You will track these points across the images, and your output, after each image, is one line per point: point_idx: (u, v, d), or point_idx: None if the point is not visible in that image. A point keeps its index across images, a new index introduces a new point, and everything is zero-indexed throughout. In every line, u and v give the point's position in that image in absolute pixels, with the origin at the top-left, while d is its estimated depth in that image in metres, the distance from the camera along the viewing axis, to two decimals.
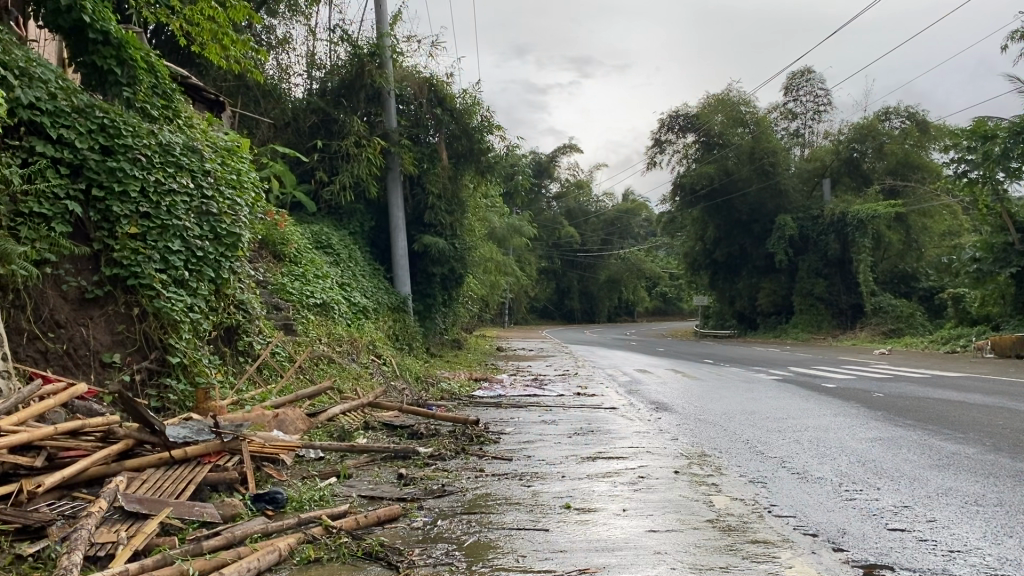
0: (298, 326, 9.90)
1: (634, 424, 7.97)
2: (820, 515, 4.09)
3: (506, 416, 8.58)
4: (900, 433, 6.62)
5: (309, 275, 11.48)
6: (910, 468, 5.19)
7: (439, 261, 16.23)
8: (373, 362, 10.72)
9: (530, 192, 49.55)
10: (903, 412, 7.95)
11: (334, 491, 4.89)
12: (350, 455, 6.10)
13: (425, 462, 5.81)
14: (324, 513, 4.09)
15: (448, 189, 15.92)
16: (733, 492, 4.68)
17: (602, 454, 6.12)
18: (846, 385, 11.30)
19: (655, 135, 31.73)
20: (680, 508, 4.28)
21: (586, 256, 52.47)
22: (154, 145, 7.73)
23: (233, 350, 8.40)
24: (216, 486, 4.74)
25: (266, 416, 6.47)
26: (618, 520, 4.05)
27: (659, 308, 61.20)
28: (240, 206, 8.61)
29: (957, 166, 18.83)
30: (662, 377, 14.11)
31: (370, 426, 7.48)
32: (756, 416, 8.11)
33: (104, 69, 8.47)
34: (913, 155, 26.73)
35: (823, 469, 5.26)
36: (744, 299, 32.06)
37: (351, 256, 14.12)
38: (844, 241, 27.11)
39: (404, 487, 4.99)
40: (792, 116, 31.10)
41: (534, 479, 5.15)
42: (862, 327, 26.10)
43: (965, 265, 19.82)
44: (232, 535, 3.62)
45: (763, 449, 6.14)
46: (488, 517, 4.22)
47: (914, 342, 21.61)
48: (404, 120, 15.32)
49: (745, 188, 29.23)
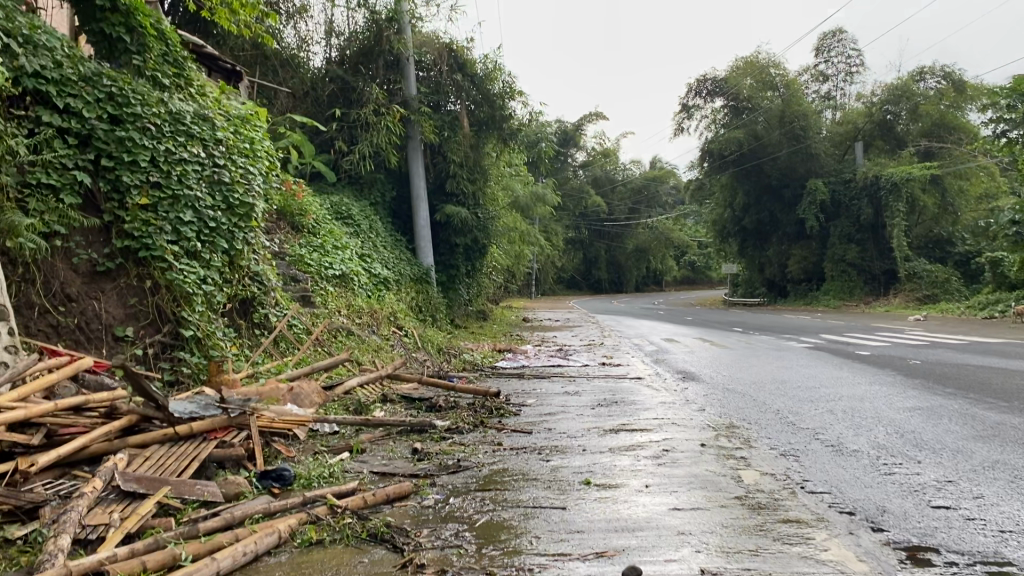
0: (317, 298, 9.74)
1: (660, 394, 7.72)
2: (857, 491, 3.83)
3: (529, 388, 8.37)
4: (940, 402, 6.31)
5: (328, 246, 11.26)
6: (952, 439, 4.89)
7: (462, 231, 15.98)
8: (394, 334, 10.56)
9: (555, 160, 49.05)
10: (942, 380, 7.62)
11: (345, 468, 4.70)
12: (365, 430, 5.92)
13: (442, 436, 5.61)
14: (329, 492, 3.89)
15: (470, 157, 15.64)
16: (763, 466, 4.42)
17: (625, 426, 5.88)
18: (881, 353, 10.93)
19: (683, 101, 31.13)
20: (705, 484, 4.04)
21: (613, 226, 51.98)
22: (164, 113, 7.49)
23: (249, 322, 8.26)
24: (223, 463, 4.57)
25: (280, 390, 6.31)
26: (639, 498, 3.82)
27: (687, 278, 60.60)
28: (253, 175, 8.39)
29: (996, 127, 18.36)
30: (691, 346, 13.84)
31: (388, 399, 7.30)
32: (787, 386, 7.82)
33: (113, 37, 8.26)
34: (949, 115, 25.94)
35: (859, 441, 4.98)
36: (775, 267, 31.53)
37: (372, 227, 13.92)
38: (877, 205, 26.47)
39: (417, 463, 4.79)
40: (823, 79, 30.35)
41: (552, 454, 4.93)
42: (896, 293, 25.58)
43: (1004, 228, 19.08)
44: (230, 516, 3.44)
45: (794, 420, 5.87)
46: (502, 495, 4.00)
47: (950, 308, 21.10)
48: (423, 87, 15.02)
49: (775, 153, 28.66)
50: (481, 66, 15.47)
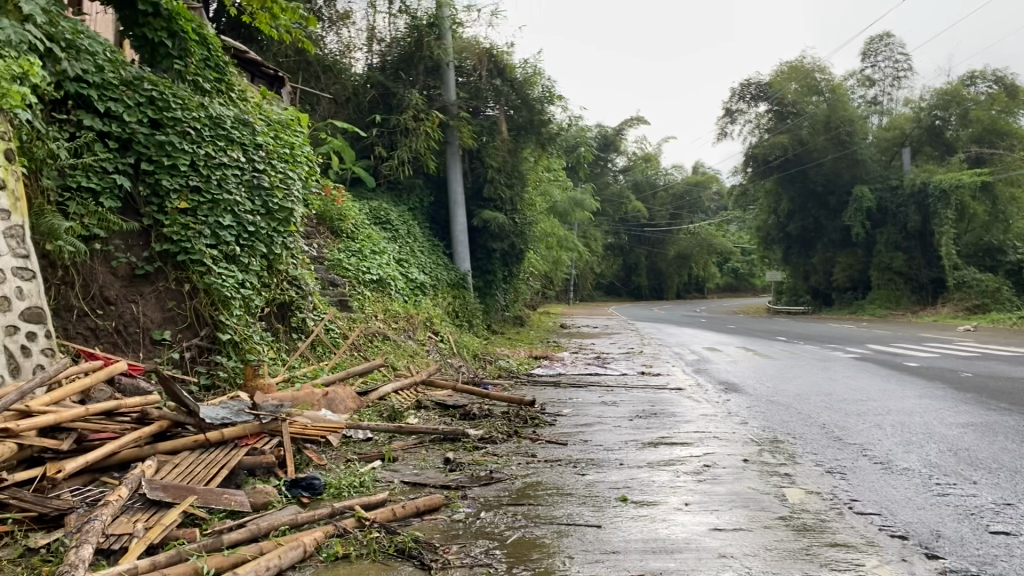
0: (355, 303, 9.70)
1: (701, 406, 7.52)
2: (909, 513, 3.62)
3: (566, 396, 8.22)
4: (995, 418, 6.04)
5: (366, 251, 11.23)
6: (1009, 459, 4.64)
7: (499, 236, 15.86)
8: (430, 339, 10.49)
9: (595, 165, 48.75)
10: (995, 395, 7.32)
11: (376, 476, 4.61)
12: (398, 438, 5.84)
13: (475, 446, 5.49)
14: (358, 503, 3.79)
15: (508, 162, 15.57)
16: (809, 484, 4.23)
17: (665, 439, 5.72)
18: (929, 365, 10.59)
19: (726, 105, 30.77)
20: (748, 503, 3.87)
21: (654, 232, 51.54)
22: (204, 118, 7.49)
23: (287, 327, 8.24)
24: (253, 470, 4.50)
25: (315, 394, 6.26)
26: (679, 517, 3.66)
27: (729, 285, 59.83)
28: (292, 180, 8.38)
29: None
30: (732, 355, 13.58)
31: (422, 406, 7.21)
32: (833, 398, 7.57)
33: (155, 41, 8.29)
34: (1000, 121, 25.27)
35: (910, 458, 4.76)
36: (819, 274, 30.96)
37: (410, 232, 13.89)
38: (926, 213, 25.85)
39: (450, 474, 4.68)
40: (870, 83, 29.59)
41: (588, 467, 4.79)
42: (945, 303, 24.96)
43: None
44: (256, 527, 3.36)
45: (841, 435, 5.65)
46: (536, 511, 3.87)
47: (1002, 318, 20.50)
48: (463, 92, 14.98)
49: (821, 159, 28.19)
50: (521, 70, 15.50)
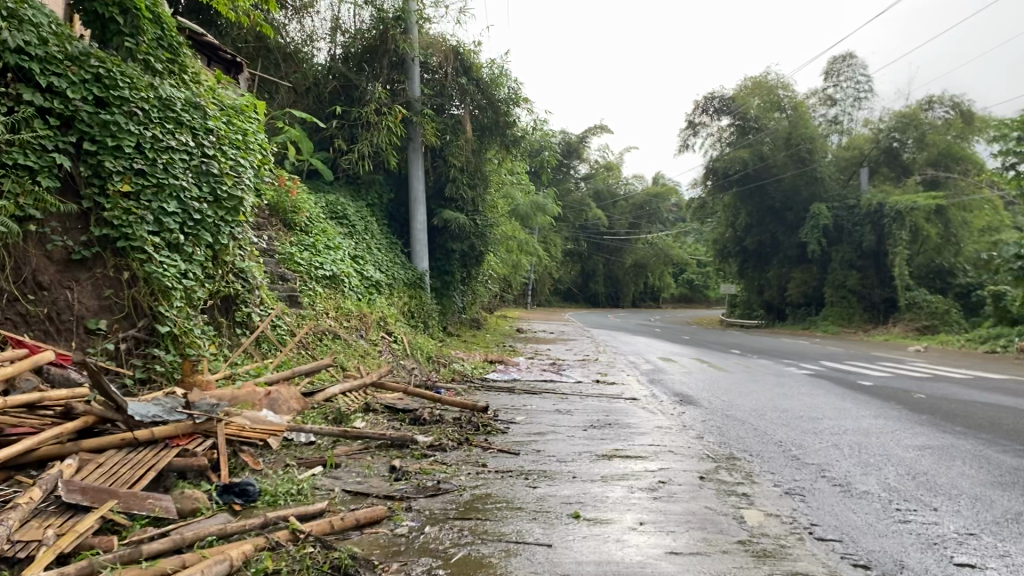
0: (304, 299, 9.39)
1: (656, 418, 7.38)
2: (871, 541, 3.48)
3: (519, 403, 8.02)
4: (950, 442, 5.97)
5: (320, 245, 10.92)
6: (968, 485, 4.53)
7: (459, 237, 15.62)
8: (383, 340, 10.22)
9: (557, 171, 48.69)
10: (949, 418, 7.30)
11: (315, 484, 4.35)
12: (344, 442, 5.59)
13: (424, 453, 5.26)
14: (291, 513, 3.53)
15: (471, 162, 15.36)
16: (767, 506, 4.07)
17: (620, 451, 5.55)
18: (882, 384, 10.60)
19: (689, 118, 30.99)
20: (705, 524, 3.70)
21: (613, 240, 51.73)
22: (152, 99, 7.13)
23: (231, 321, 7.92)
24: (184, 473, 4.21)
25: (257, 394, 5.99)
26: (635, 538, 3.48)
27: (684, 295, 60.26)
28: (242, 168, 8.06)
29: (1004, 160, 18.39)
30: (687, 366, 13.51)
31: (371, 408, 6.96)
32: (789, 414, 7.48)
33: (106, 16, 7.89)
34: (955, 146, 25.82)
35: (869, 481, 4.64)
36: (773, 289, 31.25)
37: (367, 229, 13.59)
38: (880, 233, 26.19)
39: (393, 483, 4.45)
40: (830, 103, 29.81)
41: (540, 480, 4.59)
42: (895, 322, 25.33)
43: (1009, 262, 19.17)
44: (180, 538, 3.09)
45: (798, 454, 5.53)
46: (483, 527, 3.65)
47: (950, 339, 20.84)
48: (427, 89, 14.74)
49: (780, 175, 28.46)
50: (487, 70, 15.28)
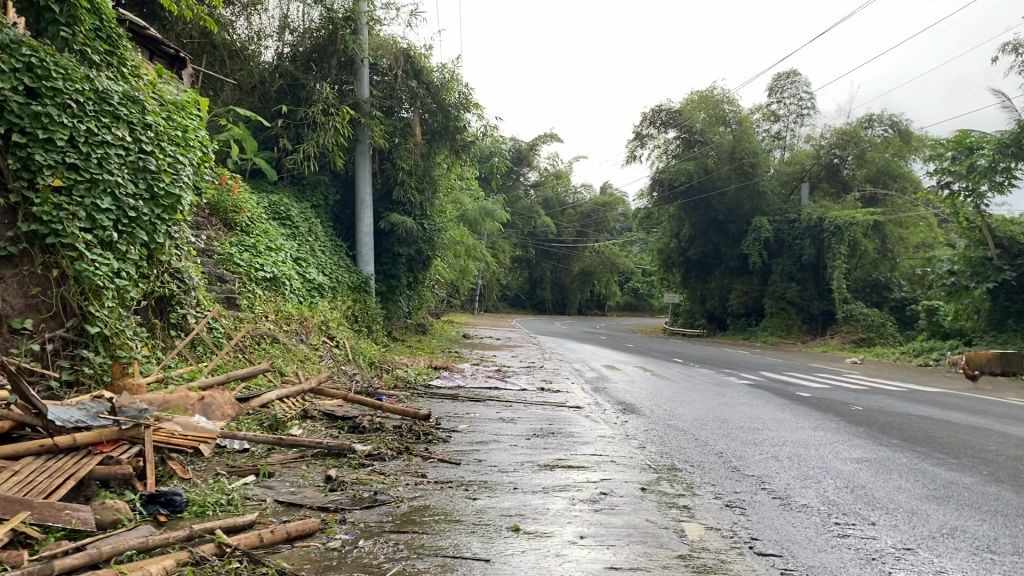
0: (243, 301, 9.16)
1: (599, 427, 7.35)
2: (810, 556, 3.46)
3: (462, 411, 7.92)
4: (887, 455, 6.05)
5: (261, 246, 10.67)
6: (905, 499, 4.57)
7: (406, 241, 15.46)
8: (324, 344, 10.05)
9: (506, 177, 48.63)
10: (886, 430, 7.41)
11: (246, 494, 4.19)
12: (279, 450, 5.44)
13: (361, 463, 5.13)
14: (218, 526, 3.38)
15: (419, 166, 15.26)
16: (708, 519, 4.04)
17: (562, 461, 5.49)
18: (821, 395, 10.76)
19: (637, 129, 31.21)
20: (646, 538, 3.65)
21: (561, 247, 52.00)
22: (89, 91, 6.85)
23: (165, 322, 7.67)
24: (107, 482, 4.00)
25: (189, 399, 5.81)
26: (574, 552, 3.41)
27: (630, 304, 60.82)
28: (180, 165, 7.84)
29: (939, 178, 18.83)
30: (630, 375, 13.55)
31: (308, 415, 6.80)
32: (730, 425, 7.52)
33: (40, 4, 7.42)
34: (893, 164, 26.65)
35: (808, 494, 4.65)
36: (716, 299, 31.67)
37: (311, 230, 13.35)
38: (820, 247, 26.73)
39: (329, 493, 4.32)
40: (774, 119, 30.37)
41: (480, 491, 4.49)
42: (833, 334, 25.86)
43: (942, 278, 19.92)
44: (96, 551, 2.92)
45: (739, 465, 5.53)
46: (419, 540, 3.55)
47: (885, 352, 21.38)
48: (376, 91, 14.60)
49: (723, 188, 28.84)
50: (438, 74, 15.22)
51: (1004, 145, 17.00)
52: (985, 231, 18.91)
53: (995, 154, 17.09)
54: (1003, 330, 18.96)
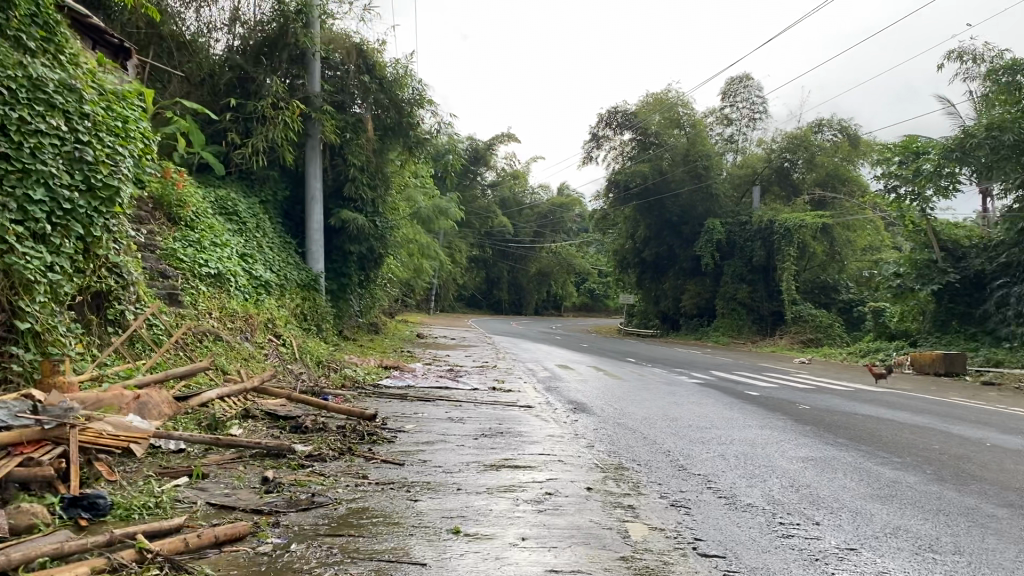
0: (186, 297, 8.91)
1: (548, 426, 7.27)
2: (754, 557, 3.41)
3: (410, 411, 7.77)
4: (832, 453, 6.07)
5: (206, 242, 10.40)
6: (850, 498, 4.57)
7: (357, 239, 15.24)
8: (270, 343, 9.84)
9: (462, 176, 48.41)
10: (832, 429, 7.46)
11: (176, 496, 4.02)
12: (216, 451, 5.26)
13: (301, 464, 4.98)
14: (142, 530, 3.21)
15: (371, 162, 15.08)
16: (653, 519, 3.98)
17: (508, 461, 5.39)
18: (770, 395, 10.83)
19: (593, 130, 31.26)
20: (589, 540, 3.57)
21: (517, 247, 51.99)
22: (22, 78, 6.57)
23: (101, 319, 7.41)
24: (27, 485, 3.80)
25: (124, 397, 5.59)
26: (515, 555, 3.32)
27: (585, 304, 61.02)
28: (120, 156, 7.56)
29: (886, 182, 19.11)
30: (583, 374, 13.52)
31: (250, 414, 6.62)
32: (679, 424, 7.51)
33: None
34: (843, 168, 27.25)
35: (754, 493, 4.62)
36: (669, 300, 31.88)
37: (259, 226, 13.08)
38: (771, 249, 27.04)
39: (264, 496, 4.17)
40: (728, 122, 30.57)
41: (421, 492, 4.38)
42: (782, 335, 26.18)
43: (889, 280, 20.34)
44: (6, 559, 2.75)
45: (686, 464, 5.49)
46: (354, 544, 3.42)
47: (833, 353, 21.70)
48: (328, 86, 14.37)
49: (678, 190, 29.02)
50: (391, 69, 15.11)
51: (948, 149, 17.08)
52: (930, 235, 19.63)
53: (940, 158, 17.20)
54: (946, 332, 19.32)
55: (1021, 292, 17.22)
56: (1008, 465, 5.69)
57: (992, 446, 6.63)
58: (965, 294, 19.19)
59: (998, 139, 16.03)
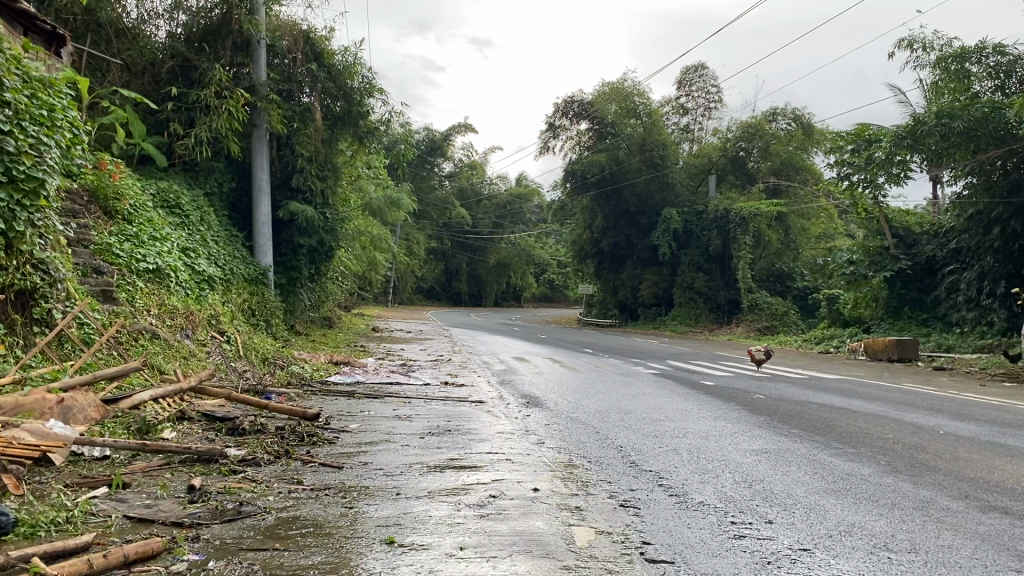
0: (122, 294, 8.53)
1: (498, 422, 7.06)
2: (703, 562, 3.24)
3: (357, 409, 7.52)
4: (786, 445, 5.96)
5: (144, 236, 9.98)
6: (803, 493, 4.44)
7: (307, 231, 14.88)
8: (213, 340, 9.51)
9: (417, 168, 47.87)
10: (786, 419, 7.37)
11: (89, 510, 3.73)
12: (143, 456, 4.96)
13: (232, 469, 4.71)
14: (39, 551, 2.92)
15: (320, 152, 14.73)
16: (599, 523, 3.79)
17: (454, 462, 5.17)
18: (725, 384, 10.73)
19: (550, 120, 31.05)
20: (532, 547, 3.38)
21: (476, 239, 51.73)
22: None
23: (26, 319, 7.02)
24: None
25: (46, 402, 5.26)
26: (450, 568, 3.11)
27: (544, 295, 61.03)
28: (46, 146, 7.12)
29: (840, 170, 19.38)
30: (538, 366, 13.35)
31: (185, 417, 6.32)
32: (632, 417, 7.35)
33: None
34: (796, 156, 27.50)
35: (706, 491, 4.46)
36: (627, 290, 31.86)
37: (203, 219, 12.65)
38: (727, 238, 27.16)
39: (188, 506, 3.90)
40: (683, 111, 30.46)
41: (359, 498, 4.14)
42: (738, 323, 26.35)
43: (841, 267, 20.46)
44: None
45: (638, 460, 5.33)
46: (278, 559, 3.19)
47: (788, 340, 21.85)
48: (274, 74, 13.96)
49: (634, 179, 28.95)
50: (340, 57, 14.75)
51: (899, 137, 16.97)
52: (882, 221, 19.80)
53: (891, 146, 17.09)
54: (898, 318, 19.50)
55: (970, 278, 17.41)
56: (962, 455, 5.60)
57: (945, 434, 6.57)
58: (916, 280, 19.41)
59: (948, 126, 15.69)
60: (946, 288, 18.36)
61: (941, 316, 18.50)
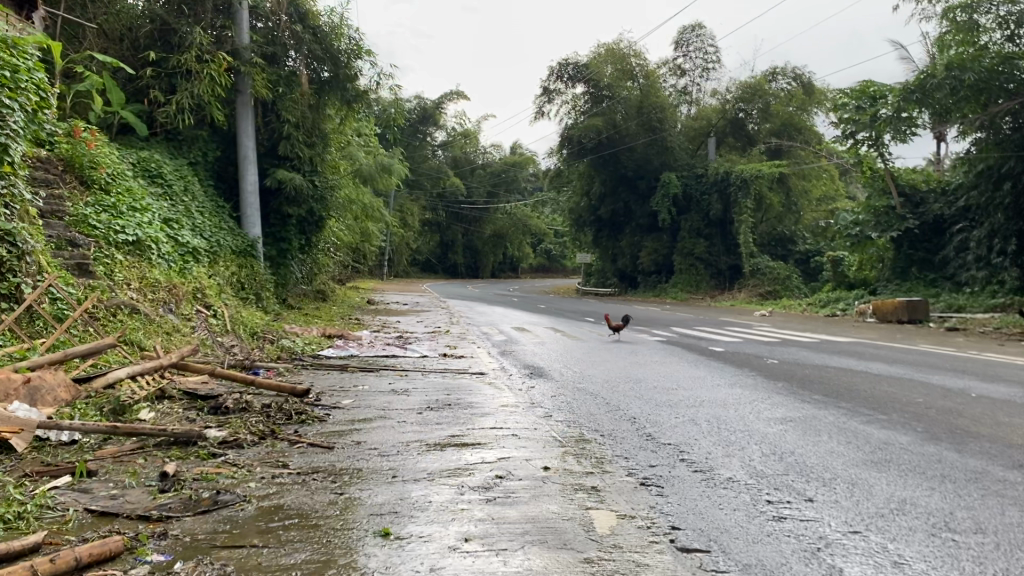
0: (99, 268, 8.09)
1: (502, 395, 6.64)
2: (744, 551, 2.82)
3: (350, 384, 7.09)
4: (812, 412, 5.56)
5: (123, 207, 9.49)
6: (841, 465, 4.03)
7: (297, 201, 14.36)
8: (199, 314, 9.07)
9: (410, 137, 46.99)
10: (805, 384, 6.97)
11: (45, 503, 3.30)
12: (114, 440, 4.53)
13: (212, 453, 4.29)
14: None
15: (308, 118, 14.19)
16: (620, 505, 3.38)
17: (455, 439, 4.75)
18: (734, 350, 10.32)
19: (545, 85, 30.26)
20: (547, 536, 2.97)
21: (472, 209, 51.11)
22: None
23: None
24: None
25: (12, 383, 4.84)
26: (454, 564, 2.69)
27: (542, 265, 60.67)
28: (8, 109, 6.61)
29: (844, 129, 18.69)
30: (539, 335, 12.96)
31: (167, 395, 5.89)
32: (642, 386, 6.94)
33: None
34: (796, 117, 26.98)
35: (733, 466, 4.04)
36: (627, 258, 31.34)
37: (187, 190, 12.13)
38: (727, 201, 26.68)
39: (158, 497, 3.48)
40: (680, 73, 29.39)
41: (351, 483, 3.72)
42: (740, 288, 25.99)
43: (846, 229, 20.02)
44: None
45: (653, 432, 4.91)
46: (256, 558, 2.76)
47: (792, 303, 21.45)
48: (258, 36, 13.36)
49: (631, 143, 28.31)
50: (325, 18, 14.19)
51: (907, 91, 16.34)
52: (887, 180, 19.34)
53: (899, 101, 16.51)
54: (905, 279, 19.10)
55: (979, 236, 16.95)
56: (1002, 419, 5.18)
57: (977, 398, 6.15)
58: (923, 240, 18.96)
59: (958, 79, 15.14)
60: (955, 247, 17.94)
61: (949, 276, 18.11)
